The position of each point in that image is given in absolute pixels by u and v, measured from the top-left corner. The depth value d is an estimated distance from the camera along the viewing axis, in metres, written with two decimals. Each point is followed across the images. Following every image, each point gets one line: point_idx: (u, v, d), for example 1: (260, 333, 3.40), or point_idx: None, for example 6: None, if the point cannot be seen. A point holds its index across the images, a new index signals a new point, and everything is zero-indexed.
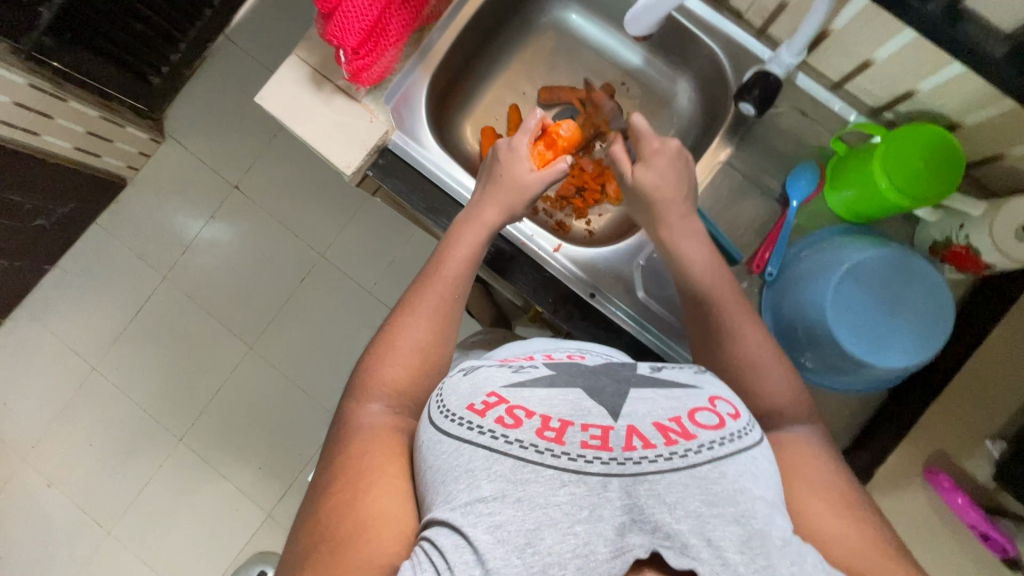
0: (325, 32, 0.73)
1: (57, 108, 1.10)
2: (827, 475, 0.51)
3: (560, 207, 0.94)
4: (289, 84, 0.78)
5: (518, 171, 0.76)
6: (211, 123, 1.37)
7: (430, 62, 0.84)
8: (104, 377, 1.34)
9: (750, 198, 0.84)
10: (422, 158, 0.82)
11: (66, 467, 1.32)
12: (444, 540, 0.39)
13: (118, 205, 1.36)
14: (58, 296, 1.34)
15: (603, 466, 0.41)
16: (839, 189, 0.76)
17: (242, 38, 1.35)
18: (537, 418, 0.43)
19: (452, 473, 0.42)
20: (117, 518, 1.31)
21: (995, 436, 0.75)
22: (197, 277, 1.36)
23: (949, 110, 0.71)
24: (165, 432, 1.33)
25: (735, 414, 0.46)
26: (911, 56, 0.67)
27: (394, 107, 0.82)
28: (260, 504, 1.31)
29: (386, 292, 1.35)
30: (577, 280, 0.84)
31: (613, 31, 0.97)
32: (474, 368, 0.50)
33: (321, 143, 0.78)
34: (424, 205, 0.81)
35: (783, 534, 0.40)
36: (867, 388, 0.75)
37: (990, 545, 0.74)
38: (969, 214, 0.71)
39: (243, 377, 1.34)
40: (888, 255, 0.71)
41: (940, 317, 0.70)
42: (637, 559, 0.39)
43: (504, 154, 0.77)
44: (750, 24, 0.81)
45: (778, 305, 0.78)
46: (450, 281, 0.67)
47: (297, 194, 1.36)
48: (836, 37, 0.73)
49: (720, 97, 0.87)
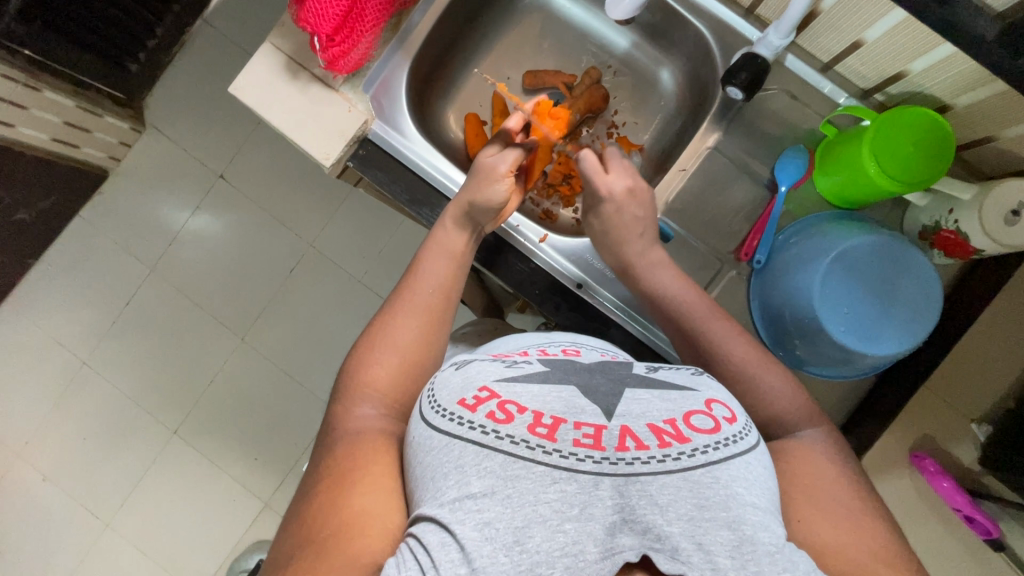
0: (298, 19, 0.70)
1: (31, 99, 1.07)
2: (812, 473, 0.51)
3: (547, 196, 0.93)
4: (262, 73, 0.75)
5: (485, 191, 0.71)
6: (191, 110, 1.34)
7: (410, 47, 0.82)
8: (95, 371, 1.34)
9: (740, 183, 0.82)
10: (403, 147, 0.80)
11: (58, 461, 1.32)
12: (431, 538, 0.38)
13: (100, 197, 1.34)
14: (41, 290, 1.33)
15: (595, 465, 0.40)
16: (827, 174, 0.75)
17: (221, 22, 1.32)
18: (529, 414, 0.43)
19: (441, 468, 0.41)
20: (112, 510, 1.32)
21: (981, 420, 0.76)
22: (184, 269, 1.34)
23: (940, 92, 0.69)
24: (158, 424, 1.33)
25: (731, 418, 0.45)
26: (901, 36, 0.66)
27: (373, 95, 0.80)
28: (257, 494, 1.32)
29: (376, 281, 1.34)
30: (564, 272, 0.83)
31: (598, 12, 0.94)
32: (466, 363, 0.50)
33: (298, 135, 0.75)
34: (406, 196, 0.79)
35: (774, 540, 0.39)
36: (852, 376, 0.75)
37: (974, 527, 0.76)
38: (958, 199, 0.70)
39: (234, 369, 1.34)
40: (879, 242, 0.70)
41: (930, 306, 0.70)
42: (627, 562, 0.39)
43: (479, 173, 0.73)
44: (739, 3, 0.79)
45: (767, 294, 0.77)
46: (444, 287, 0.67)
47: (282, 181, 1.34)
48: (826, 16, 0.71)
49: (708, 79, 0.86)
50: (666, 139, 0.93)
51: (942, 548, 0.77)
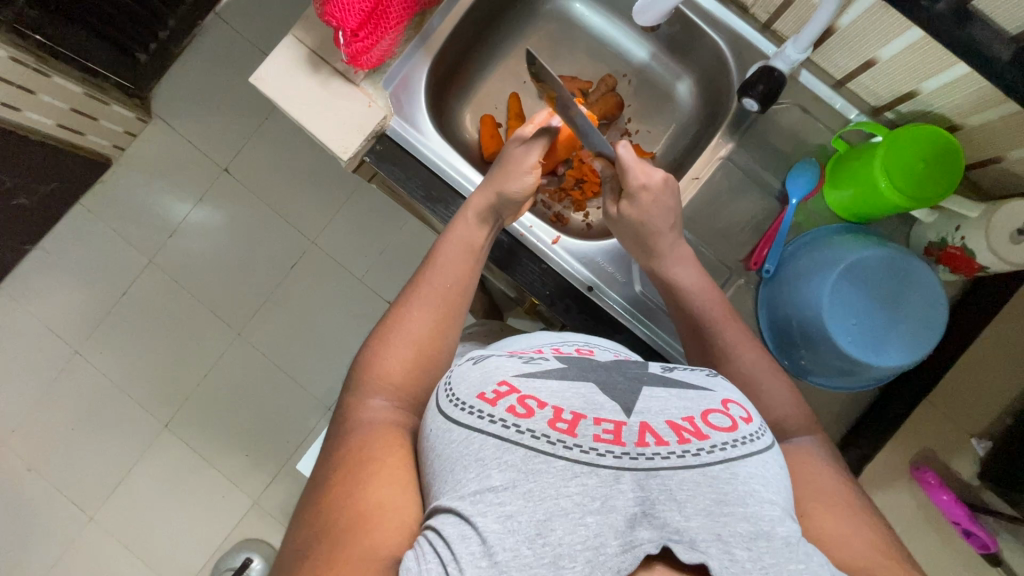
0: (323, 13, 0.70)
1: (39, 84, 1.06)
2: (827, 480, 0.52)
3: (559, 199, 0.94)
4: (284, 65, 0.75)
5: (516, 180, 0.74)
6: (199, 103, 1.33)
7: (431, 46, 0.83)
8: (87, 361, 1.32)
9: (751, 195, 0.84)
10: (420, 144, 0.81)
11: (43, 452, 1.30)
12: (452, 530, 0.38)
13: (102, 185, 1.33)
14: (35, 276, 1.31)
15: (615, 460, 0.40)
16: (839, 188, 0.76)
17: (233, 17, 1.33)
18: (550, 409, 0.43)
19: (461, 460, 0.41)
20: (97, 504, 1.29)
21: (981, 436, 0.78)
22: (184, 261, 1.33)
23: (951, 111, 0.71)
24: (149, 419, 1.31)
25: (748, 418, 0.45)
26: (915, 55, 0.67)
27: (393, 92, 0.81)
28: (246, 492, 1.30)
29: (377, 281, 1.34)
30: (575, 274, 0.83)
31: (615, 21, 0.96)
32: (483, 358, 0.50)
33: (319, 129, 0.76)
34: (421, 192, 0.80)
35: (792, 534, 0.40)
36: (855, 388, 0.76)
37: (973, 540, 0.78)
38: (966, 216, 0.71)
39: (229, 363, 1.33)
40: (886, 255, 0.71)
41: (934, 318, 0.71)
42: (648, 554, 0.39)
43: (506, 163, 0.75)
44: (756, 18, 0.81)
45: (775, 304, 0.78)
46: (459, 283, 0.67)
47: (287, 177, 1.34)
48: (842, 34, 0.73)
49: (722, 91, 0.87)
50: (679, 149, 0.94)
51: (938, 562, 0.79)
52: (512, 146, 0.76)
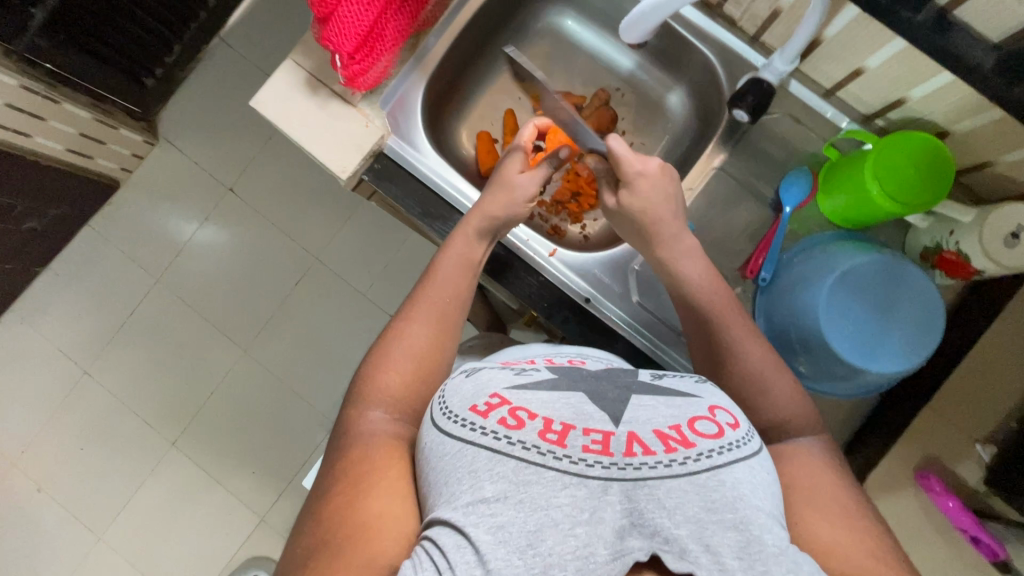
0: (321, 37, 0.72)
1: (49, 110, 1.09)
2: (822, 485, 0.52)
3: (556, 212, 0.95)
4: (283, 88, 0.77)
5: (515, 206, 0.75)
6: (205, 125, 1.36)
7: (427, 66, 0.85)
8: (96, 380, 1.33)
9: (745, 204, 0.85)
10: (418, 163, 0.82)
11: (54, 472, 1.31)
12: (446, 540, 0.39)
13: (110, 207, 1.35)
14: (46, 297, 1.33)
15: (604, 471, 0.41)
16: (830, 196, 0.77)
17: (236, 41, 1.36)
18: (540, 420, 0.43)
19: (455, 473, 0.42)
20: (107, 523, 1.31)
21: (986, 441, 0.76)
22: (190, 280, 1.35)
23: (939, 118, 0.72)
24: (157, 437, 1.33)
25: (734, 424, 0.46)
26: (900, 64, 0.68)
27: (390, 112, 0.82)
28: (253, 509, 1.31)
29: (381, 295, 1.35)
30: (573, 286, 0.84)
31: (607, 36, 0.98)
32: (476, 371, 0.50)
33: (317, 149, 0.77)
34: (419, 209, 0.81)
35: (781, 542, 0.40)
36: (855, 394, 0.76)
37: (980, 548, 0.76)
38: (959, 221, 0.72)
39: (236, 380, 1.34)
40: (879, 260, 0.72)
41: (930, 321, 0.71)
42: (637, 562, 0.39)
43: (503, 184, 0.76)
44: (744, 30, 0.82)
45: (772, 311, 0.79)
46: (454, 294, 0.68)
47: (290, 195, 1.36)
48: (829, 45, 0.74)
49: (714, 102, 0.89)
50: (673, 159, 0.95)
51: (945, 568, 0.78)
52: (508, 169, 0.77)
